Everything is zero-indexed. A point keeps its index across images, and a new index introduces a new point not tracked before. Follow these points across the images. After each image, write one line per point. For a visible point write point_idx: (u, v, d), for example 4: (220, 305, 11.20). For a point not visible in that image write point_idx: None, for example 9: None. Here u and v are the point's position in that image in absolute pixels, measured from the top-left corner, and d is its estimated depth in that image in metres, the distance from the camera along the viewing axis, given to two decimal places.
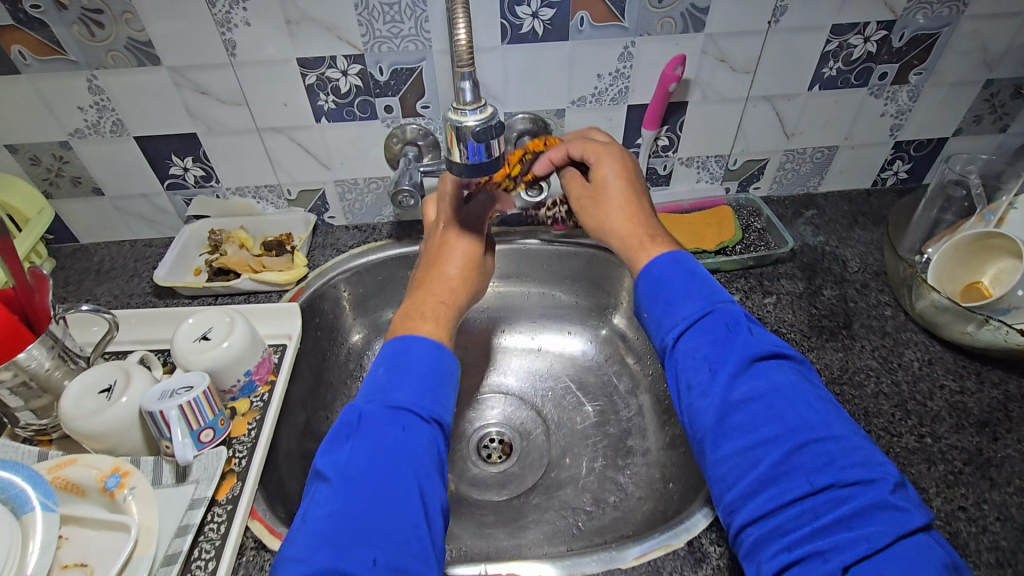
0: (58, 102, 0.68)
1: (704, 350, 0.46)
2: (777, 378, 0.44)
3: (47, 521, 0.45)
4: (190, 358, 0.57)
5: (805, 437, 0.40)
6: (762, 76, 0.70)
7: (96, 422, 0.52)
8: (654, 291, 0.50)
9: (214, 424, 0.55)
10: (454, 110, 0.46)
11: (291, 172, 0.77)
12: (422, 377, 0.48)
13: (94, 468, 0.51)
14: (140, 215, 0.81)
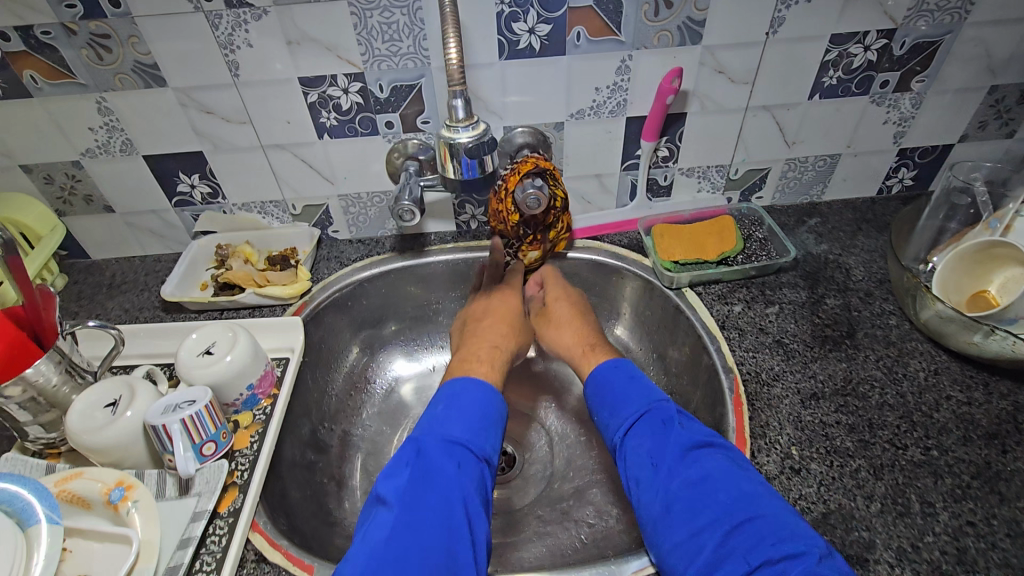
0: (70, 124, 0.70)
1: (642, 451, 0.53)
2: (711, 465, 0.50)
3: (50, 532, 0.46)
4: (194, 372, 0.57)
5: (740, 516, 0.45)
6: (760, 86, 0.70)
7: (100, 436, 0.53)
8: (600, 394, 0.61)
9: (216, 437, 0.56)
10: (449, 127, 0.53)
11: (295, 188, 0.78)
12: (473, 419, 0.55)
13: (99, 481, 0.52)
14: (150, 231, 0.83)
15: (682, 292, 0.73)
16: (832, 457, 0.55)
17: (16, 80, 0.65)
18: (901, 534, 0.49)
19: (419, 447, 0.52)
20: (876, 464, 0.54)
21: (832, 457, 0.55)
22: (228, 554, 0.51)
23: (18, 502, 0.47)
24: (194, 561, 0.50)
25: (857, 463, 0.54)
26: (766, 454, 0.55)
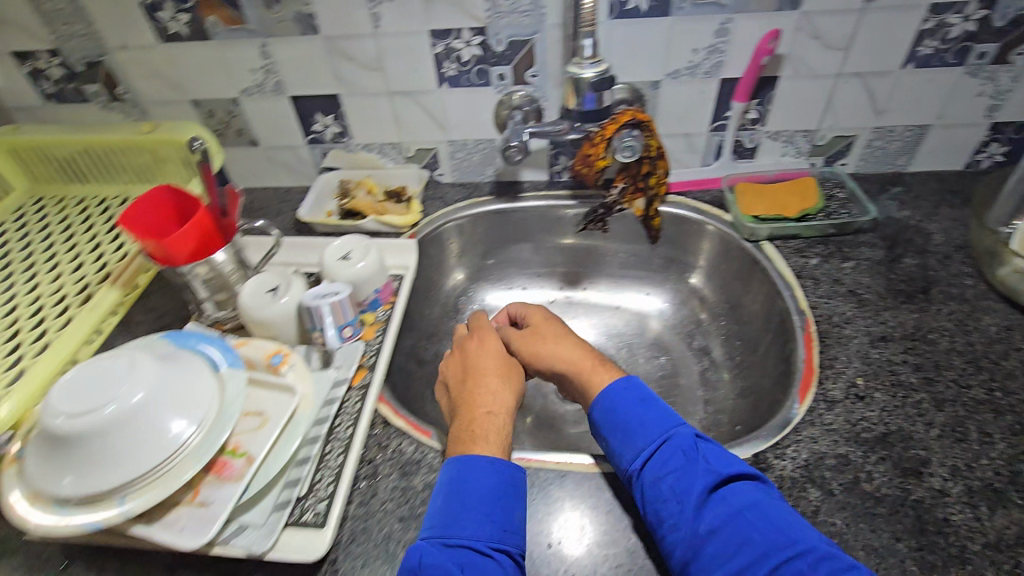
0: (235, 65, 0.82)
1: (664, 488, 0.48)
2: (738, 505, 0.46)
3: (235, 376, 0.58)
4: (336, 271, 0.70)
5: (778, 560, 0.42)
6: (854, 53, 0.73)
7: (265, 313, 0.65)
8: (608, 420, 0.55)
9: (352, 323, 0.68)
10: (578, 64, 0.69)
11: (412, 132, 0.89)
12: (481, 496, 0.50)
13: (261, 349, 0.64)
14: (284, 165, 0.96)
15: (760, 245, 0.78)
16: (896, 388, 0.60)
17: (198, 24, 0.78)
18: (957, 455, 0.54)
19: (420, 559, 0.45)
20: (939, 398, 0.58)
21: (896, 389, 0.60)
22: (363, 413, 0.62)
23: (210, 354, 0.60)
24: (337, 416, 0.62)
25: (920, 395, 0.59)
26: (832, 381, 0.61)
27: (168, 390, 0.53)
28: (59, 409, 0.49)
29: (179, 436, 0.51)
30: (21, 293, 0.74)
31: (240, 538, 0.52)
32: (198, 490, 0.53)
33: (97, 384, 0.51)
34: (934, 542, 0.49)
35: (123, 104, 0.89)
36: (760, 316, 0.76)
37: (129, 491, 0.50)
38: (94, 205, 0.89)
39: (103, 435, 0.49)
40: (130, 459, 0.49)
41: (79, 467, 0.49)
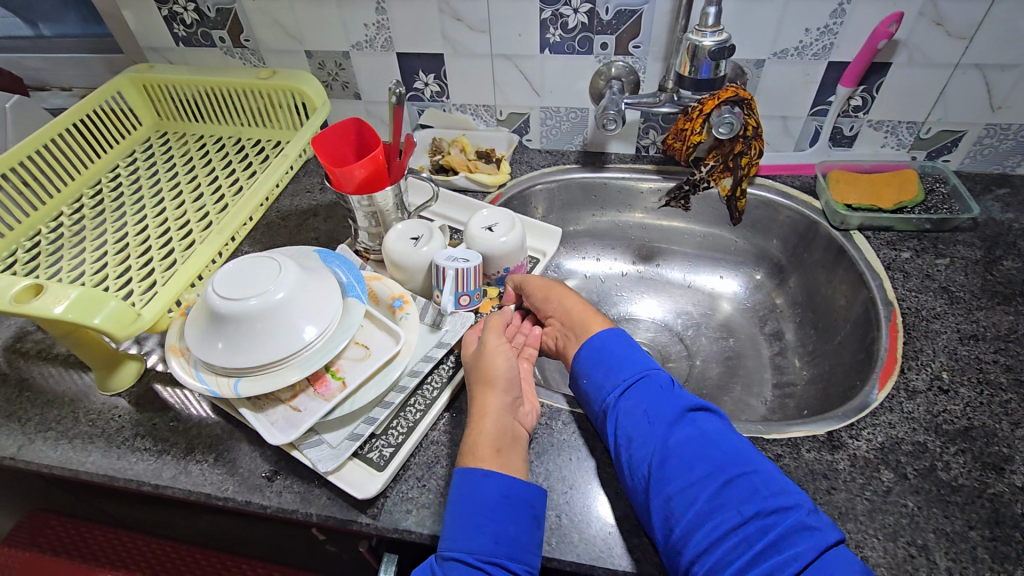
0: (351, 19, 0.87)
1: (636, 416, 0.55)
2: (693, 429, 0.53)
3: (355, 307, 0.64)
4: (476, 239, 0.73)
5: (731, 472, 0.49)
6: (978, 42, 0.71)
7: (403, 259, 0.71)
8: (587, 365, 0.61)
9: (472, 294, 0.71)
10: (697, 31, 0.68)
11: (508, 95, 0.91)
12: (477, 513, 0.50)
13: (389, 289, 0.70)
14: (382, 119, 1.01)
15: (849, 234, 0.77)
16: (982, 385, 0.59)
17: None
18: None
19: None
20: None
21: (982, 386, 0.59)
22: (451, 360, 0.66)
23: (346, 280, 0.67)
24: (434, 371, 0.65)
25: (1009, 395, 0.58)
26: (915, 372, 0.61)
27: (305, 295, 0.60)
28: (218, 290, 0.57)
29: (307, 336, 0.59)
30: (152, 216, 0.83)
31: (309, 450, 0.57)
32: (295, 400, 0.59)
33: (251, 277, 0.59)
34: (1009, 534, 0.49)
35: (245, 50, 0.95)
36: (841, 305, 0.76)
37: (263, 372, 0.58)
38: (212, 144, 0.98)
39: (249, 320, 0.57)
40: (267, 345, 0.57)
41: (228, 341, 0.57)
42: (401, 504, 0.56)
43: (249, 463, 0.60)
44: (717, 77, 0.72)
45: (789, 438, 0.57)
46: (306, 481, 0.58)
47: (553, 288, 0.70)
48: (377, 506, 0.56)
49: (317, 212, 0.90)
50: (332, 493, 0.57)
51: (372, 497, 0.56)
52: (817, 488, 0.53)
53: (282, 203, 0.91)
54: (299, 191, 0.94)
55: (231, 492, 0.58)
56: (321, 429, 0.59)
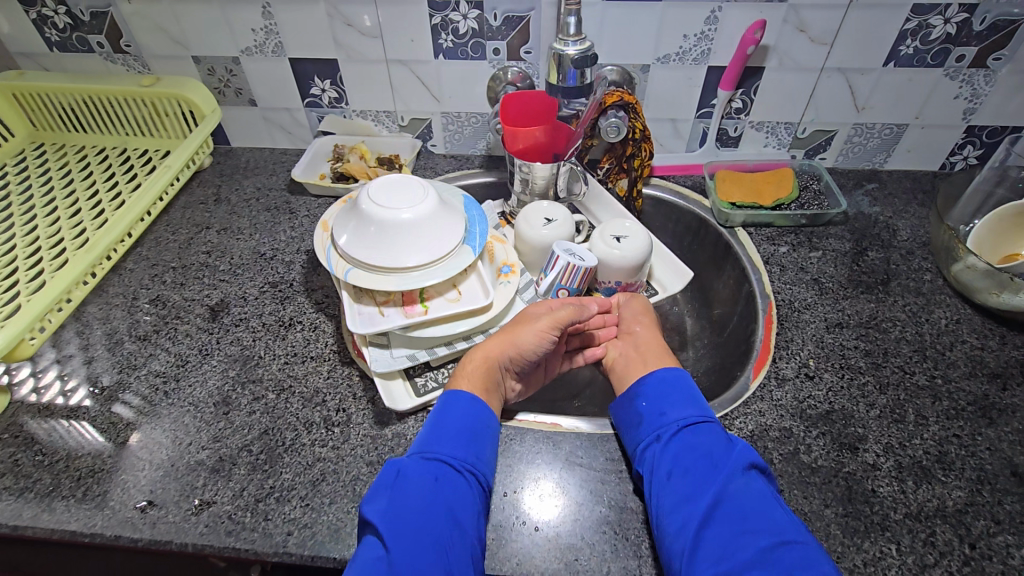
0: (237, 25, 0.84)
1: (696, 455, 0.51)
2: (754, 486, 0.48)
3: (466, 253, 0.69)
4: (602, 244, 0.73)
5: (789, 535, 0.44)
6: (839, 48, 0.75)
7: (531, 234, 0.75)
8: (651, 395, 0.58)
9: (570, 290, 0.72)
10: (560, 41, 0.69)
11: (407, 101, 0.91)
12: (462, 428, 0.55)
13: (505, 254, 0.75)
14: (281, 126, 0.97)
15: (734, 230, 0.81)
16: (844, 370, 0.63)
17: None
18: (892, 433, 0.58)
19: (399, 470, 0.50)
20: (883, 381, 0.62)
21: (844, 370, 0.63)
22: (336, 374, 0.65)
23: (475, 228, 0.73)
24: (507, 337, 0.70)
25: (866, 378, 0.62)
26: (786, 361, 0.65)
27: (433, 224, 0.68)
28: (372, 195, 0.67)
29: (420, 261, 0.66)
30: (22, 234, 0.77)
31: (373, 350, 0.64)
32: (384, 310, 0.67)
33: (399, 193, 0.68)
34: (860, 509, 0.52)
35: (126, 56, 0.90)
36: (731, 298, 0.80)
37: (374, 276, 0.66)
38: (93, 156, 0.92)
39: (385, 228, 0.66)
40: (389, 253, 0.66)
41: (361, 237, 0.67)
42: (282, 526, 0.53)
43: (119, 496, 0.56)
44: (586, 85, 0.72)
45: None
46: (182, 510, 0.54)
47: (638, 322, 0.69)
48: (257, 530, 0.53)
49: (210, 224, 0.86)
50: (209, 520, 0.54)
51: (252, 521, 0.53)
52: None
53: (172, 216, 0.87)
54: (192, 203, 0.90)
55: (99, 528, 0.53)
56: (392, 343, 0.66)
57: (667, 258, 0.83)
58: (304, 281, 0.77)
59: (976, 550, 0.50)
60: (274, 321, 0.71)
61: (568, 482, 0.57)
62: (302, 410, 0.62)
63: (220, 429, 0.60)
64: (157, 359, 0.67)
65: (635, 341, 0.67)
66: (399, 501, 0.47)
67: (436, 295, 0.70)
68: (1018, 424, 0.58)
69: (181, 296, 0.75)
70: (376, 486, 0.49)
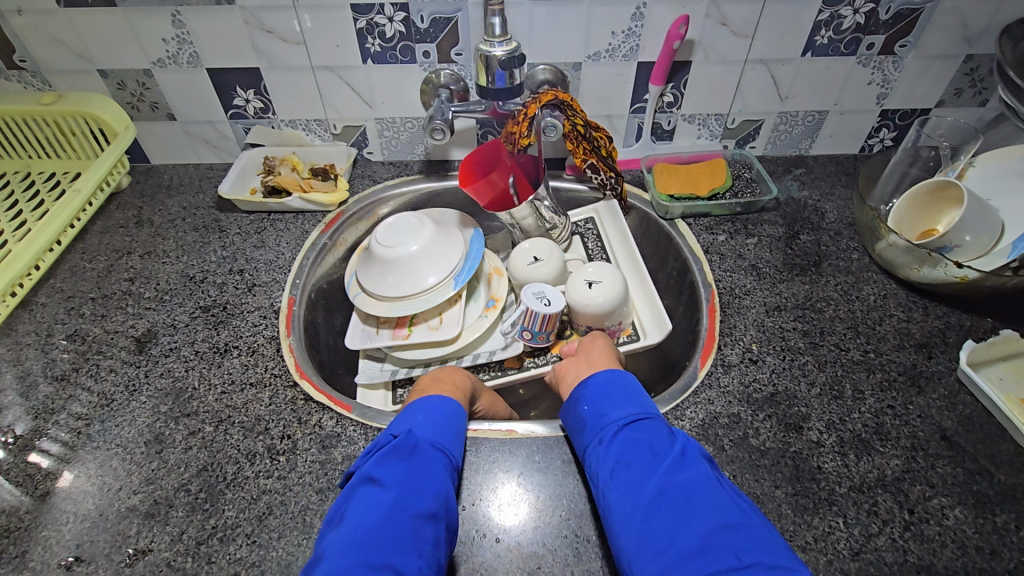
0: (146, 36, 0.78)
1: (638, 446, 0.50)
2: (694, 472, 0.47)
3: (446, 288, 0.74)
4: (574, 291, 0.72)
5: (736, 518, 0.43)
6: (759, 40, 0.77)
7: (518, 271, 0.78)
8: (592, 395, 0.56)
9: (535, 333, 0.72)
10: (486, 42, 0.69)
11: (338, 109, 0.87)
12: (457, 428, 0.55)
13: (496, 287, 0.81)
14: (205, 140, 0.92)
15: (674, 222, 0.82)
16: (785, 352, 0.65)
17: None
18: (833, 409, 0.60)
19: (415, 443, 0.51)
20: (821, 359, 0.65)
21: (785, 352, 0.65)
22: (278, 400, 0.62)
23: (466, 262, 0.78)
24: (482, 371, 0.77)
25: (806, 357, 0.65)
26: (730, 347, 0.66)
27: (420, 261, 0.75)
28: (379, 232, 0.77)
29: (406, 291, 0.74)
30: None
31: (367, 361, 0.77)
32: (380, 330, 0.77)
33: (401, 229, 0.77)
34: (808, 487, 0.54)
35: (21, 72, 0.82)
36: (676, 288, 0.81)
37: (372, 300, 0.76)
38: None
39: (384, 260, 0.75)
40: (386, 283, 0.75)
41: (367, 267, 0.77)
42: (227, 566, 0.50)
43: (42, 555, 0.51)
44: (515, 85, 0.73)
45: None
46: (114, 562, 0.50)
47: (592, 344, 0.66)
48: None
49: (131, 249, 0.80)
50: (146, 570, 0.50)
51: (195, 566, 0.50)
52: None
53: (88, 242, 0.81)
54: (110, 227, 0.84)
55: None
56: (385, 358, 0.77)
57: (654, 304, 0.78)
58: (239, 304, 0.73)
59: (915, 515, 0.52)
60: (208, 348, 0.67)
61: (527, 489, 0.56)
62: (244, 441, 0.59)
63: (154, 470, 0.56)
64: (77, 401, 0.62)
65: (588, 356, 0.64)
66: (409, 474, 0.48)
67: (423, 320, 0.77)
68: (943, 390, 0.61)
69: (102, 328, 0.70)
70: (377, 456, 0.50)
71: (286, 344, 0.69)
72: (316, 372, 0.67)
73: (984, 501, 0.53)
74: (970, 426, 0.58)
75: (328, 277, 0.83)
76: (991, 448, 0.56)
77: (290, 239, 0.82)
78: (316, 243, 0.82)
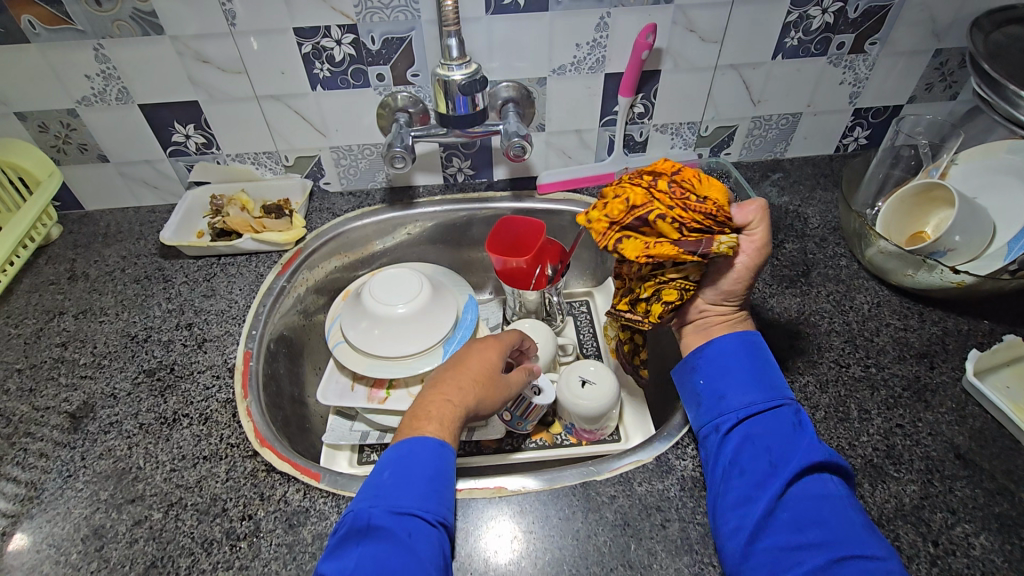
0: (67, 73, 0.71)
1: (805, 505, 0.46)
2: (812, 487, 0.47)
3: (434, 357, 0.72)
4: (565, 392, 0.68)
5: (846, 547, 0.43)
6: (729, 45, 0.74)
7: None
8: (752, 415, 0.53)
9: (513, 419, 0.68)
10: (443, 66, 0.64)
11: (289, 140, 0.81)
12: (427, 480, 0.48)
13: None
14: (144, 181, 0.84)
15: None
16: (783, 373, 0.61)
17: (13, 25, 0.66)
18: (841, 434, 0.56)
19: (368, 519, 0.45)
20: (822, 379, 0.61)
21: (784, 374, 0.61)
22: (237, 474, 0.56)
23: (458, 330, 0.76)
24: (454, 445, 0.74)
25: (806, 378, 0.61)
26: None
27: (410, 326, 0.72)
28: (373, 285, 0.74)
29: (390, 353, 0.71)
30: None
31: (337, 419, 0.73)
32: (354, 385, 0.73)
33: (397, 287, 0.73)
34: None
35: None
36: None
37: (352, 354, 0.73)
38: None
39: (373, 316, 0.72)
40: (370, 342, 0.72)
41: (353, 319, 0.74)
42: None
43: None
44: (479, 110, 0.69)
45: (620, 474, 0.55)
46: None
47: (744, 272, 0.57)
48: None
49: (64, 308, 0.72)
50: None
51: None
52: (653, 524, 0.52)
53: (14, 305, 0.73)
54: (39, 285, 0.76)
55: None
56: (357, 416, 0.74)
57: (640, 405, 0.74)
58: (188, 364, 0.66)
59: (939, 547, 0.49)
60: (154, 420, 0.60)
61: (521, 556, 0.50)
62: (198, 527, 0.52)
63: (93, 572, 0.49)
64: (2, 495, 0.54)
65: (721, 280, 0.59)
66: (368, 558, 0.43)
67: (403, 384, 0.73)
68: (951, 402, 0.58)
69: (30, 405, 0.62)
70: (336, 541, 0.45)
71: (244, 407, 0.62)
72: (280, 437, 0.60)
73: (1009, 524, 0.50)
74: (983, 441, 0.55)
75: (288, 323, 0.76)
76: (1008, 464, 0.53)
77: (243, 285, 0.75)
78: (272, 287, 0.75)
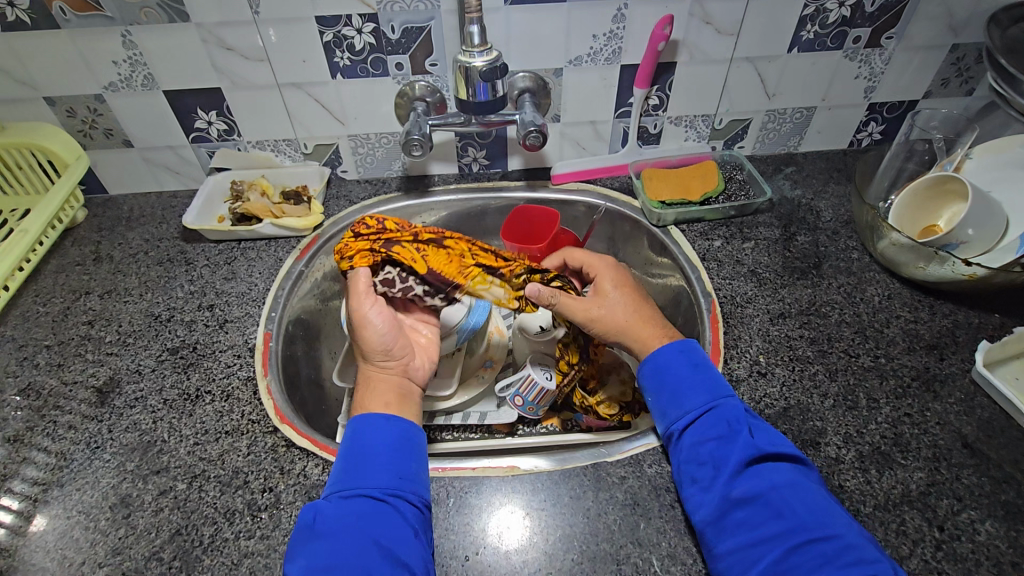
0: (95, 59, 0.72)
1: (754, 503, 0.47)
2: (761, 482, 0.48)
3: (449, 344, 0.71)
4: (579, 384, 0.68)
5: (801, 537, 0.45)
6: (744, 38, 0.75)
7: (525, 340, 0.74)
8: (694, 419, 0.54)
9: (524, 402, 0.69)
10: (466, 53, 0.65)
11: (309, 128, 0.82)
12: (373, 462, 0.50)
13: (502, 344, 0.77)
14: (166, 166, 0.86)
15: (667, 229, 0.80)
16: (793, 362, 0.62)
17: (45, 11, 0.68)
18: (849, 422, 0.57)
19: (316, 515, 0.47)
20: (832, 368, 0.62)
21: (794, 363, 0.62)
22: (258, 448, 0.57)
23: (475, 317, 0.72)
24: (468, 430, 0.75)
25: (816, 367, 0.62)
26: (737, 360, 0.63)
27: None
28: None
29: None
30: None
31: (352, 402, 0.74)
32: None
33: None
34: None
35: None
36: (673, 298, 0.78)
37: None
38: None
39: None
40: None
41: None
42: None
43: None
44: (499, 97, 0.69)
45: (630, 456, 0.57)
46: None
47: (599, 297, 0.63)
48: None
49: (90, 288, 0.74)
50: None
51: None
52: (662, 504, 0.53)
53: (42, 284, 0.75)
54: (65, 265, 0.78)
55: None
56: None
57: None
58: (210, 343, 0.67)
59: (945, 532, 0.49)
60: (178, 396, 0.62)
61: (532, 532, 0.52)
62: (221, 498, 0.53)
63: (121, 538, 0.51)
64: (32, 464, 0.56)
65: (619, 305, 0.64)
66: (325, 550, 0.44)
67: None
68: (959, 393, 0.59)
69: (58, 379, 0.64)
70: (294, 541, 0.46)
71: (264, 385, 0.63)
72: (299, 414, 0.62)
73: (1014, 511, 0.50)
74: (991, 431, 0.56)
75: (306, 306, 0.78)
76: (1015, 453, 0.54)
77: (263, 269, 0.77)
78: (291, 272, 0.77)
